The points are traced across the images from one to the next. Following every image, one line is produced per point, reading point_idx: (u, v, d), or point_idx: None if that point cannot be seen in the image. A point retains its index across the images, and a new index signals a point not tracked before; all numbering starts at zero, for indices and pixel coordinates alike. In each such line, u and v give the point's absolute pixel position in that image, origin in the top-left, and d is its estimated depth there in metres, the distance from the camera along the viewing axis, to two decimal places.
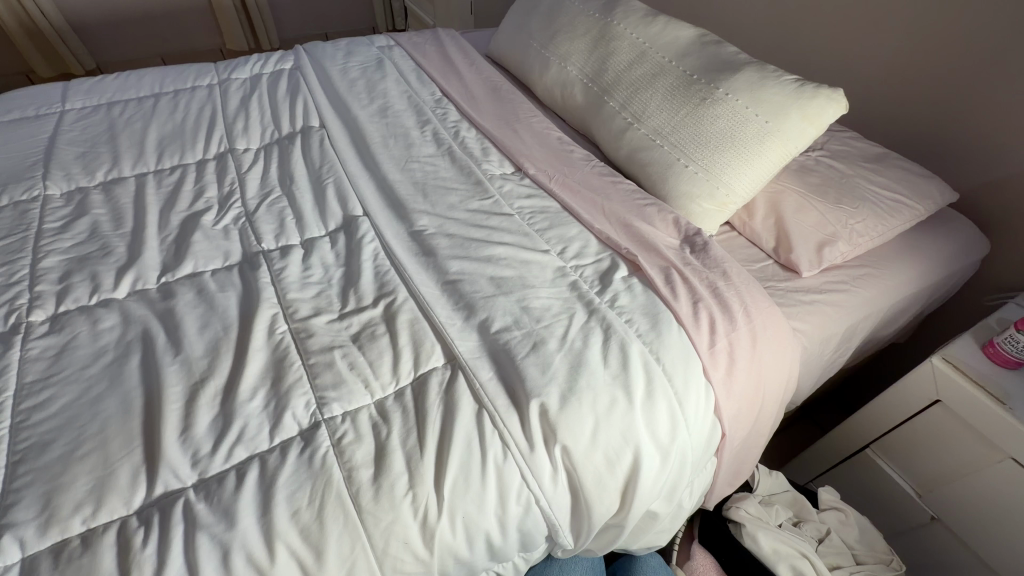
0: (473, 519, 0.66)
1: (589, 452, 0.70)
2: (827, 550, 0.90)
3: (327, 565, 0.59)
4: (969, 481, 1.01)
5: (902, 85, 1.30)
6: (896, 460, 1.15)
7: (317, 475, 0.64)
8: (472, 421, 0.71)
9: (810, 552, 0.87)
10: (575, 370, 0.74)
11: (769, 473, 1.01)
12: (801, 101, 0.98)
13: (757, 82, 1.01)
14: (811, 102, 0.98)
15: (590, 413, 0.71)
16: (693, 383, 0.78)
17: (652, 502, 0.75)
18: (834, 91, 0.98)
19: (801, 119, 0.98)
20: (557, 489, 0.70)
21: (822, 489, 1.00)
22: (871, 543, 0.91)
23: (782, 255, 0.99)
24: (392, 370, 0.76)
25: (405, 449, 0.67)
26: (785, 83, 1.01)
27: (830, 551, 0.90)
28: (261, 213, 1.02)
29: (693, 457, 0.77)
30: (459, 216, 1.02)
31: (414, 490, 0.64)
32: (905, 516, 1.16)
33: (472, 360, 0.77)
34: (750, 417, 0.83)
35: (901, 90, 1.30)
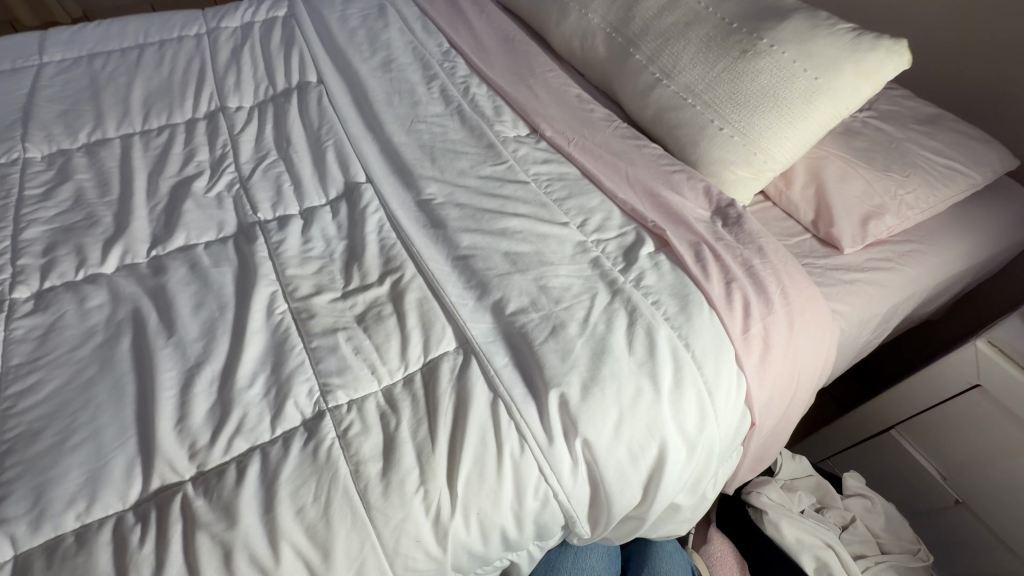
0: (487, 515, 0.62)
1: (612, 446, 0.65)
2: (851, 538, 0.87)
3: (335, 564, 0.56)
4: (1003, 468, 0.97)
5: (963, 35, 1.16)
6: (923, 442, 1.10)
7: (322, 469, 0.60)
8: (487, 411, 0.66)
9: (834, 542, 0.84)
10: (597, 358, 0.69)
11: (793, 457, 0.98)
12: (857, 54, 0.87)
13: (808, 32, 0.90)
14: (869, 55, 0.87)
15: (613, 405, 0.66)
16: (725, 371, 0.72)
17: (675, 494, 0.71)
18: (896, 42, 0.87)
19: (856, 76, 0.87)
20: (577, 482, 0.66)
21: (847, 474, 0.96)
22: (897, 532, 0.88)
23: (822, 229, 0.91)
24: (400, 354, 0.71)
25: (415, 442, 0.63)
26: (839, 33, 0.89)
27: (853, 540, 0.87)
28: (257, 179, 0.95)
29: (720, 448, 0.73)
30: (470, 183, 0.94)
31: (426, 486, 0.60)
32: (927, 498, 1.13)
33: (486, 345, 0.71)
34: (782, 405, 0.78)
35: (962, 41, 1.17)
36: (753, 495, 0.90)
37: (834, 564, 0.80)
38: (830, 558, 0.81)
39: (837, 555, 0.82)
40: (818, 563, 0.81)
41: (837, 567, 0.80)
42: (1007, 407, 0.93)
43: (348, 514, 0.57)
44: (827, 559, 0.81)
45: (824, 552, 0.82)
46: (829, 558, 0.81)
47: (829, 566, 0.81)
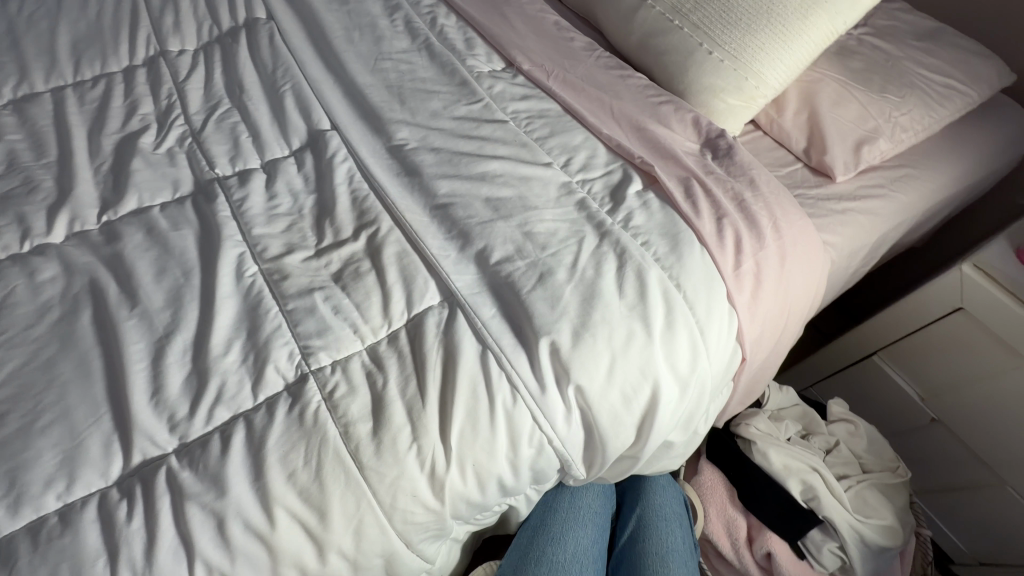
0: (483, 466, 0.62)
1: (605, 390, 0.65)
2: (834, 461, 0.90)
3: (332, 524, 0.55)
4: (979, 386, 1.01)
5: None
6: (904, 366, 1.13)
7: (311, 433, 0.58)
8: (476, 364, 0.64)
9: (819, 467, 0.87)
10: (587, 304, 0.67)
11: (780, 388, 1.00)
12: None
13: None
14: None
15: (605, 350, 0.65)
16: (716, 309, 0.70)
17: (668, 432, 0.71)
18: None
19: None
20: (571, 428, 0.66)
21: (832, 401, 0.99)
22: (879, 452, 0.92)
23: (814, 158, 0.87)
24: (383, 311, 0.68)
25: (404, 399, 0.61)
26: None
27: (836, 462, 0.90)
28: (210, 132, 0.86)
29: (712, 385, 0.73)
30: (444, 125, 0.87)
31: (418, 442, 0.59)
32: (904, 418, 1.17)
33: (471, 296, 0.68)
34: (773, 339, 0.77)
35: None
36: (742, 427, 0.92)
37: (819, 486, 0.84)
38: (815, 481, 0.84)
39: (822, 478, 0.85)
40: (803, 486, 0.84)
41: (822, 489, 0.83)
42: (988, 327, 0.95)
43: (343, 475, 0.56)
44: (812, 482, 0.84)
45: (810, 476, 0.85)
46: (815, 482, 0.84)
47: (814, 488, 0.84)
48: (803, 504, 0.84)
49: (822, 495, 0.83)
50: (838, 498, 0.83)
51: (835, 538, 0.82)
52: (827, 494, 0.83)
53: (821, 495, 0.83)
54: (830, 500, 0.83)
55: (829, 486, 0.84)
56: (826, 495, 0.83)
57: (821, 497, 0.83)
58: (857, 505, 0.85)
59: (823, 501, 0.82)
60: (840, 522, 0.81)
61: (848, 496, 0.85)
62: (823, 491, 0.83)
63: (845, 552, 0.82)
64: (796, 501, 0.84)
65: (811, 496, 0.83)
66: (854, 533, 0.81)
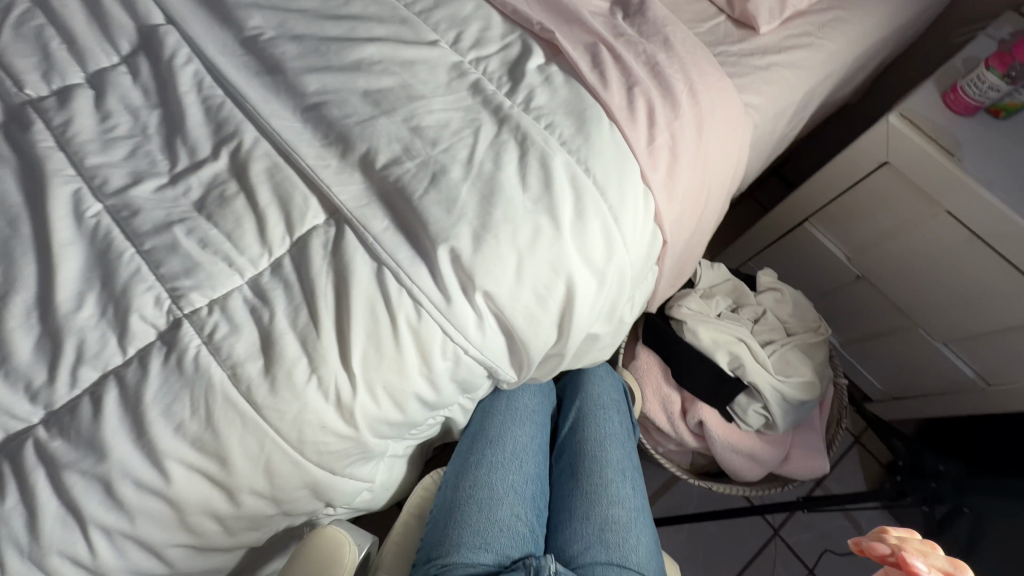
0: (395, 386, 0.59)
1: (516, 293, 0.61)
2: (762, 329, 0.93)
3: (236, 467, 0.53)
4: (900, 239, 1.03)
5: None
6: (831, 229, 1.14)
7: (193, 381, 0.53)
8: (373, 283, 0.59)
9: (747, 336, 0.89)
10: (487, 202, 0.60)
11: (711, 266, 0.99)
12: None
13: None
14: None
15: (511, 250, 0.60)
16: (631, 191, 0.65)
17: (591, 325, 0.69)
18: None
19: None
20: (487, 335, 0.63)
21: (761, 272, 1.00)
22: (803, 315, 0.95)
23: (737, 8, 0.78)
24: (259, 238, 0.60)
25: (297, 331, 0.56)
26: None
27: (764, 330, 0.92)
28: (7, 41, 0.69)
29: (632, 272, 0.70)
30: (306, 5, 0.72)
31: (318, 373, 0.55)
32: (832, 279, 1.21)
33: (358, 209, 0.61)
34: (694, 217, 0.74)
35: None
36: (674, 309, 0.93)
37: (745, 355, 0.86)
38: (741, 351, 0.87)
39: (748, 348, 0.88)
40: (731, 357, 0.87)
41: (747, 357, 0.86)
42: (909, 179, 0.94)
43: (239, 417, 0.53)
44: (739, 352, 0.87)
45: (737, 346, 0.87)
46: (741, 352, 0.87)
47: (740, 357, 0.86)
48: (731, 373, 0.87)
49: (748, 362, 0.86)
50: (762, 363, 0.87)
51: (760, 399, 0.87)
52: (752, 361, 0.86)
53: (746, 363, 0.86)
54: (755, 366, 0.86)
55: (755, 353, 0.87)
56: (751, 362, 0.86)
57: (746, 364, 0.86)
58: (781, 367, 0.89)
59: (748, 368, 0.86)
60: (764, 385, 0.85)
61: (772, 360, 0.89)
62: (749, 359, 0.86)
63: (767, 410, 0.87)
64: (723, 371, 0.87)
65: (738, 364, 0.87)
66: (776, 393, 0.86)
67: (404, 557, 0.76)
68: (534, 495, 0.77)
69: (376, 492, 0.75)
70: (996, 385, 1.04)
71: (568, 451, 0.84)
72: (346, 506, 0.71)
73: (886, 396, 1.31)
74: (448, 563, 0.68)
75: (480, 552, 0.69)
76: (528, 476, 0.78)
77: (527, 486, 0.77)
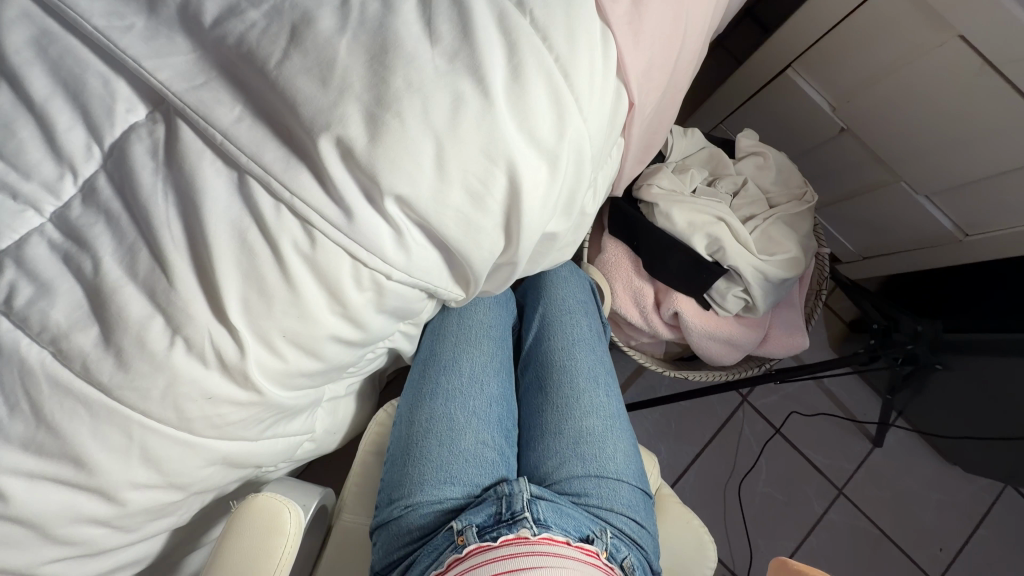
0: (300, 334, 0.45)
1: (441, 194, 0.45)
2: (742, 204, 0.81)
3: (97, 466, 0.41)
4: (897, 78, 0.88)
5: None
6: (818, 74, 0.99)
7: (8, 364, 0.39)
8: (237, 201, 0.42)
9: (727, 215, 0.77)
10: (380, 63, 0.41)
11: (684, 133, 0.84)
12: None
13: None
14: None
15: (426, 134, 0.43)
16: (583, 32, 0.47)
17: (546, 223, 0.56)
18: None
19: None
20: (413, 254, 0.48)
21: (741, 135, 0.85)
22: (787, 181, 0.83)
23: None
24: (51, 151, 0.41)
25: (139, 281, 0.40)
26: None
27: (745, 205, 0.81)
28: None
29: (593, 149, 0.54)
30: None
31: (184, 334, 0.41)
32: (813, 135, 1.09)
33: (191, 94, 0.41)
34: (667, 65, 0.57)
35: None
36: (645, 191, 0.80)
37: (725, 236, 0.76)
38: (721, 232, 0.76)
39: (728, 228, 0.77)
40: (708, 239, 0.77)
41: (727, 239, 0.76)
42: None
43: (81, 406, 0.40)
44: (718, 233, 0.76)
45: (716, 228, 0.76)
46: (721, 233, 0.76)
47: (720, 240, 0.76)
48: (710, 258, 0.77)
49: (729, 244, 0.76)
50: (744, 244, 0.77)
51: (740, 282, 0.78)
52: (733, 242, 0.76)
53: (726, 245, 0.76)
54: (736, 248, 0.76)
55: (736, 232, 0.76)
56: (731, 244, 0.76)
57: (726, 247, 0.76)
58: (762, 246, 0.79)
59: (729, 251, 0.76)
60: (745, 268, 0.76)
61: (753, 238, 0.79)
62: (729, 240, 0.76)
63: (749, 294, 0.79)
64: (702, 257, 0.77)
65: (716, 248, 0.76)
66: (758, 274, 0.77)
67: (368, 496, 0.70)
68: (500, 415, 0.70)
69: (320, 438, 0.66)
70: (973, 234, 0.99)
71: (533, 364, 0.76)
72: (286, 461, 0.62)
73: (857, 257, 1.27)
74: (411, 503, 0.62)
75: (444, 487, 0.62)
76: (490, 398, 0.70)
77: (491, 409, 0.69)
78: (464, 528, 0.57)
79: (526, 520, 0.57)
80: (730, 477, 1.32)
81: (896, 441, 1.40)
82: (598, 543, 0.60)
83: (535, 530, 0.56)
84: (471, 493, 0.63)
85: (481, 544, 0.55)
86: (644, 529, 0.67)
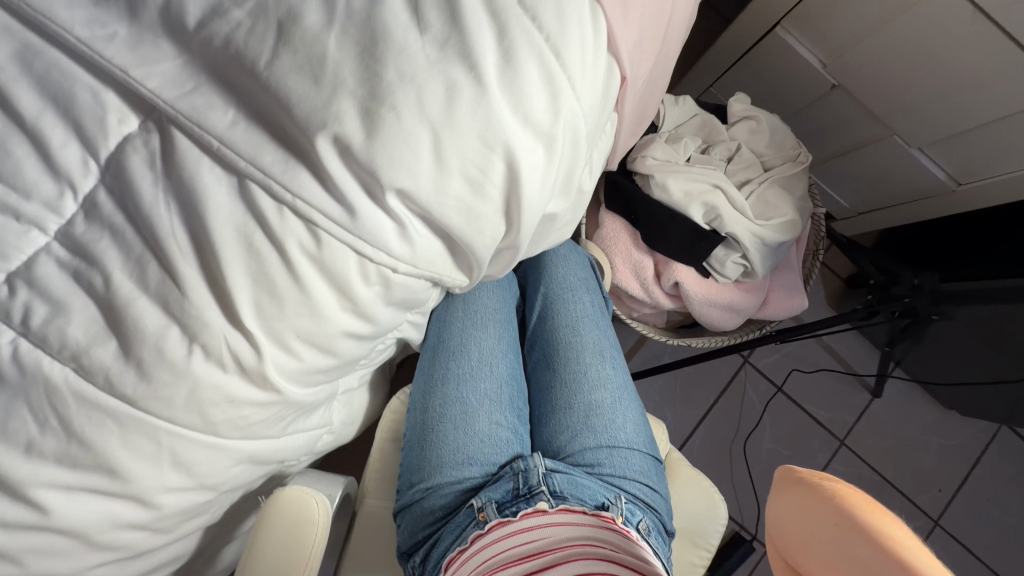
0: (314, 333, 0.46)
1: (442, 184, 0.45)
2: (735, 170, 0.81)
3: (131, 473, 0.43)
4: (887, 30, 0.87)
5: None
6: (807, 30, 0.98)
7: (32, 385, 0.40)
8: (240, 206, 0.42)
9: (722, 181, 0.78)
10: (370, 56, 0.41)
11: (675, 102, 0.83)
12: None
13: None
14: None
15: (422, 126, 0.42)
16: (572, 9, 0.46)
17: (546, 204, 0.56)
18: None
19: None
20: (418, 246, 0.49)
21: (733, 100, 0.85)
22: (781, 144, 0.83)
23: None
24: (48, 169, 0.41)
25: (152, 293, 0.41)
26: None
27: (738, 171, 0.81)
28: None
29: (588, 126, 0.54)
30: None
31: (201, 342, 0.42)
32: (804, 93, 1.08)
33: (184, 101, 0.41)
34: (657, 35, 0.56)
35: None
36: (639, 163, 0.79)
37: (721, 203, 0.76)
38: (717, 199, 0.77)
39: (724, 194, 0.77)
40: (704, 207, 0.77)
41: (723, 205, 0.76)
42: None
43: (107, 419, 0.41)
44: (714, 201, 0.76)
45: (712, 196, 0.76)
46: (716, 200, 0.76)
47: (716, 207, 0.76)
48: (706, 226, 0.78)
49: (725, 210, 0.76)
50: (739, 209, 0.77)
51: (736, 248, 0.79)
52: (729, 209, 0.77)
53: (722, 212, 0.76)
54: (732, 214, 0.77)
55: (731, 197, 0.77)
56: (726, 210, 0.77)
57: (722, 214, 0.76)
58: (756, 210, 0.80)
59: (724, 217, 0.76)
60: (742, 233, 0.76)
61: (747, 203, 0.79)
62: (724, 207, 0.76)
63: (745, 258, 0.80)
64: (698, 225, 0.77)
65: (713, 215, 0.77)
66: (756, 239, 0.78)
67: (388, 481, 0.72)
68: (510, 395, 0.72)
69: (338, 430, 0.68)
70: (966, 183, 0.99)
71: (539, 343, 0.77)
72: (308, 454, 0.63)
73: (852, 213, 1.28)
74: (431, 485, 0.64)
75: (463, 468, 0.64)
76: (500, 379, 0.71)
77: (502, 390, 0.71)
78: (484, 504, 0.60)
79: (543, 493, 0.60)
80: (735, 436, 1.36)
81: (895, 391, 1.44)
82: (614, 509, 0.62)
83: (552, 503, 0.59)
84: (488, 471, 0.65)
85: (502, 519, 0.58)
86: (656, 493, 0.69)
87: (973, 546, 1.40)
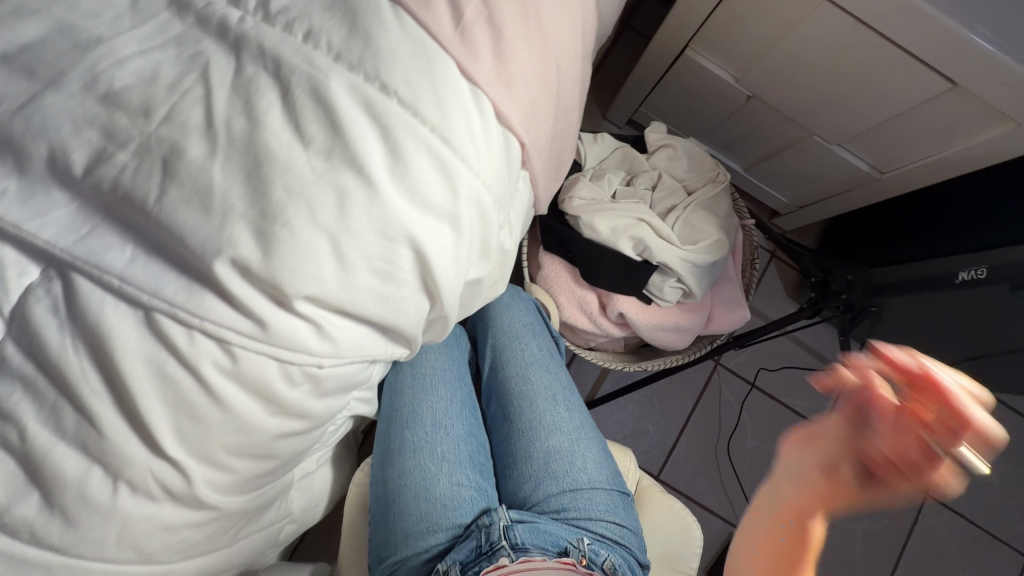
0: (244, 444, 0.47)
1: (350, 282, 0.47)
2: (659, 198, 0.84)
3: None
4: (785, 46, 0.91)
5: None
6: (714, 50, 1.02)
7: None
8: (149, 338, 0.43)
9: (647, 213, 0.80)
10: (258, 179, 0.42)
11: (594, 139, 0.87)
12: None
13: None
14: None
15: (319, 234, 0.44)
16: (452, 98, 0.48)
17: (466, 273, 0.58)
18: None
19: None
20: (338, 340, 0.50)
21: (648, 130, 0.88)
22: (700, 167, 0.86)
23: None
24: None
25: (70, 438, 0.42)
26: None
27: (662, 198, 0.84)
28: None
29: (495, 195, 0.56)
30: None
31: (124, 478, 0.43)
32: (725, 105, 1.12)
33: (79, 245, 0.42)
34: (549, 99, 0.58)
35: None
36: (567, 205, 0.82)
37: (648, 235, 0.79)
38: (644, 231, 0.79)
39: (650, 225, 0.80)
40: (634, 240, 0.79)
41: (651, 237, 0.79)
42: None
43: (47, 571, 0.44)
44: (642, 234, 0.79)
45: (639, 228, 0.79)
46: (645, 232, 0.79)
47: (644, 239, 0.79)
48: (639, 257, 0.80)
49: (653, 241, 0.79)
50: (667, 238, 0.80)
51: (671, 274, 0.82)
52: (658, 239, 0.79)
53: (651, 244, 0.79)
54: (661, 244, 0.79)
55: (658, 226, 0.80)
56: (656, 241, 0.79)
57: (651, 245, 0.79)
58: (685, 235, 0.82)
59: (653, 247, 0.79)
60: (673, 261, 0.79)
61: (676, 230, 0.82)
62: (652, 238, 0.79)
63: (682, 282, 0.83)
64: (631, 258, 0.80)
65: (643, 247, 0.80)
66: (688, 264, 0.80)
67: (361, 555, 0.73)
68: (470, 452, 0.73)
69: (301, 516, 0.68)
70: (889, 170, 1.03)
71: (494, 394, 0.78)
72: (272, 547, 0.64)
73: (794, 207, 1.32)
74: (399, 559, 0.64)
75: (427, 536, 0.65)
76: (457, 438, 0.72)
77: (460, 449, 0.72)
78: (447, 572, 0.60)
79: (503, 550, 0.60)
80: (718, 439, 1.38)
81: None
82: (576, 553, 0.63)
83: (512, 556, 0.59)
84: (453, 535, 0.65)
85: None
86: (625, 528, 0.70)
87: (963, 510, 1.43)
